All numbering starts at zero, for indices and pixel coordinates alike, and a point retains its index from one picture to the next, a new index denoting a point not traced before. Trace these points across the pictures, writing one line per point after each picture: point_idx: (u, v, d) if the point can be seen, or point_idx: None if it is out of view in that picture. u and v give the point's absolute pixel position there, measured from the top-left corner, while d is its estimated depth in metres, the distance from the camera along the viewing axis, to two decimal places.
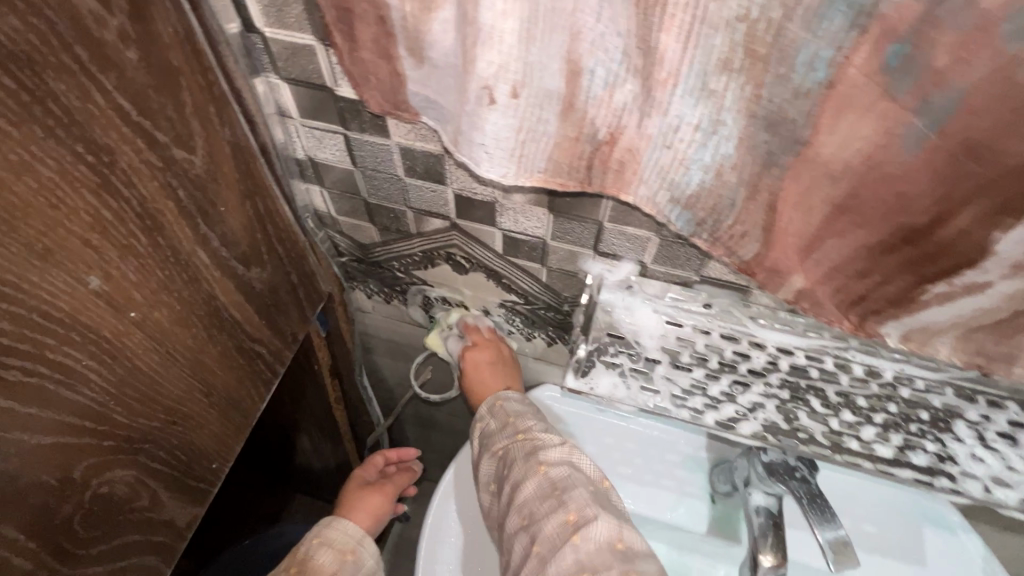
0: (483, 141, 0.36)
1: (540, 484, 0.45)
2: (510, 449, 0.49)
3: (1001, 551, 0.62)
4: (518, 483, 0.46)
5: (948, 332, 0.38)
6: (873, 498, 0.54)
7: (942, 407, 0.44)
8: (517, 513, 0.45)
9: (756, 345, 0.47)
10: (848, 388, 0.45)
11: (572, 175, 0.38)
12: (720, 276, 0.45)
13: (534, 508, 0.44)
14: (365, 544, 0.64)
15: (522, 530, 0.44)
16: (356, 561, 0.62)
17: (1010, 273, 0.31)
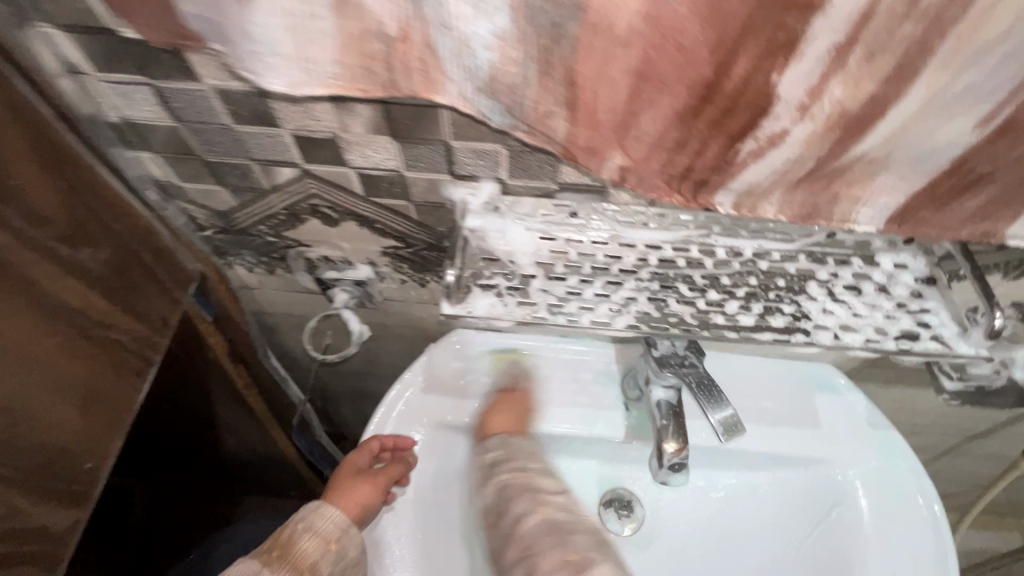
0: (256, 48, 0.30)
1: (543, 521, 0.60)
2: (507, 486, 0.62)
3: (871, 383, 0.74)
4: (519, 515, 0.60)
5: (774, 191, 0.37)
6: (773, 378, 0.69)
7: (797, 273, 0.48)
8: (518, 546, 0.59)
9: (627, 246, 0.49)
10: (714, 271, 0.48)
11: (371, 80, 0.31)
12: (577, 180, 0.45)
13: (535, 542, 0.58)
14: (350, 533, 0.61)
15: (520, 557, 0.58)
16: (340, 551, 0.60)
17: (798, 118, 0.31)
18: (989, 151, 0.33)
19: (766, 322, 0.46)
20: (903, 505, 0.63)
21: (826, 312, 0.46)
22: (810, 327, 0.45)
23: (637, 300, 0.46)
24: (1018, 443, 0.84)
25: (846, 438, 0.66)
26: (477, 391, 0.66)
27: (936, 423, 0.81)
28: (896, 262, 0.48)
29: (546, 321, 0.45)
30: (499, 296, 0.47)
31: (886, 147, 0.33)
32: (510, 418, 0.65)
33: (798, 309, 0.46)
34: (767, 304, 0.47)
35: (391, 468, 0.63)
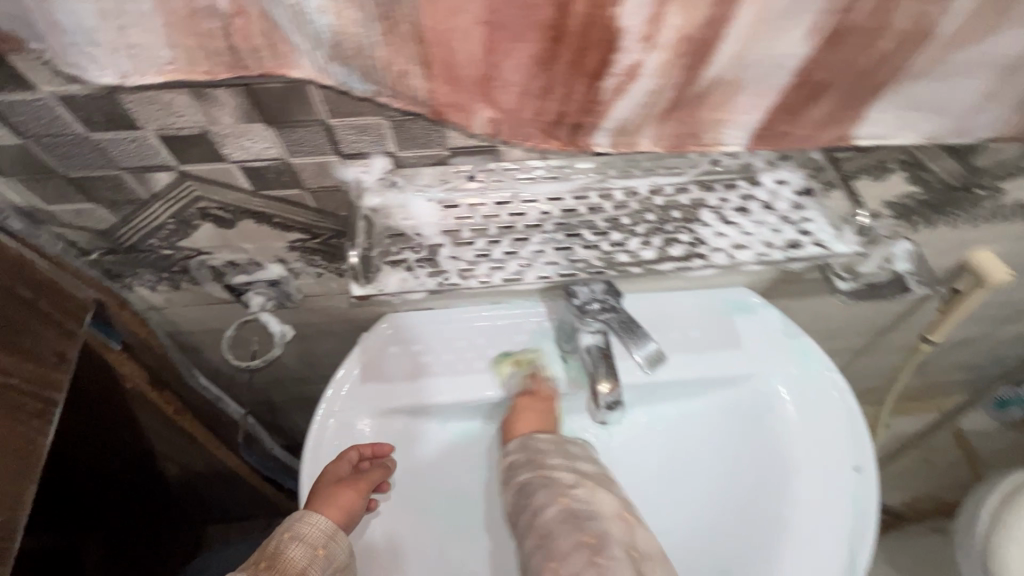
0: (72, 37, 0.29)
1: (562, 511, 0.58)
2: (528, 493, 0.60)
3: (783, 300, 0.80)
4: (538, 509, 0.59)
5: (646, 125, 0.38)
6: (694, 308, 0.73)
7: (690, 203, 0.51)
8: (535, 534, 0.58)
9: (529, 202, 0.49)
10: (615, 214, 0.50)
11: (214, 60, 0.31)
12: (466, 143, 0.45)
13: (555, 532, 0.57)
14: (334, 537, 0.59)
15: (538, 546, 0.57)
16: (328, 557, 0.58)
17: (646, 49, 0.32)
18: (824, 58, 0.35)
19: (667, 253, 0.48)
20: (823, 403, 0.69)
21: (720, 235, 0.49)
22: (706, 251, 0.48)
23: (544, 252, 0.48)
24: (914, 332, 0.94)
25: (764, 350, 0.72)
26: (418, 370, 0.68)
27: (843, 326, 0.90)
28: (778, 178, 0.52)
29: (459, 286, 0.46)
30: (409, 270, 0.47)
31: (735, 67, 0.35)
32: (528, 420, 0.66)
33: (694, 237, 0.49)
34: (666, 236, 0.49)
35: (371, 472, 0.64)
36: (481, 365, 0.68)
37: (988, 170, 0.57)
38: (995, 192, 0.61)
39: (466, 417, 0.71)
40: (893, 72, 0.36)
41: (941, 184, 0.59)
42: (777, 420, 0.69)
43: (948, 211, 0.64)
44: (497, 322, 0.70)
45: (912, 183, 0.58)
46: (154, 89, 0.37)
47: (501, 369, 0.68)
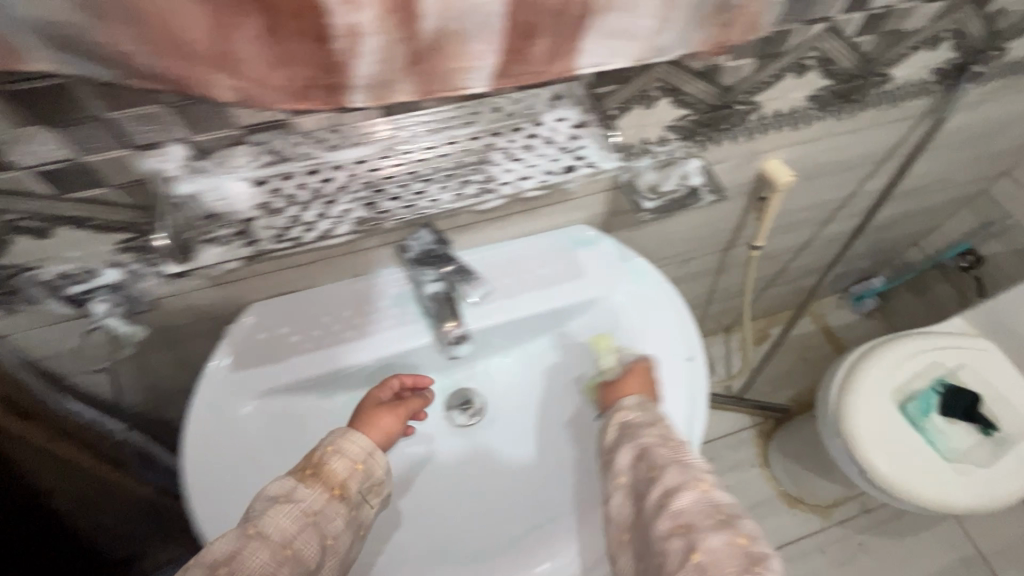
0: None
1: (702, 498, 0.58)
2: (667, 483, 0.60)
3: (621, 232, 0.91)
4: (672, 491, 0.60)
5: (394, 79, 0.44)
6: (539, 248, 0.82)
7: (480, 147, 0.58)
8: (672, 519, 0.58)
9: (335, 167, 0.55)
10: (414, 166, 0.56)
11: None
12: (254, 120, 0.49)
13: (697, 520, 0.57)
14: (379, 454, 0.63)
15: (676, 532, 0.57)
16: (367, 471, 0.61)
17: (355, 10, 0.38)
18: (522, 3, 0.43)
19: (463, 194, 0.56)
20: (659, 312, 0.80)
21: (507, 169, 0.58)
22: (494, 186, 0.57)
23: (352, 211, 0.54)
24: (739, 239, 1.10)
25: (605, 275, 0.82)
26: (289, 350, 0.73)
27: (678, 243, 1.03)
28: (559, 117, 0.60)
29: (275, 251, 0.52)
30: (225, 243, 0.53)
31: (447, 19, 0.41)
32: (643, 384, 0.71)
33: (484, 177, 0.57)
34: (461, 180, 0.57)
35: (410, 402, 0.72)
36: (348, 333, 0.74)
37: (737, 87, 0.68)
38: (755, 105, 0.73)
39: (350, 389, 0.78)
40: (583, 8, 0.44)
41: (705, 104, 0.70)
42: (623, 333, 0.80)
43: (724, 128, 0.75)
44: (357, 292, 0.76)
45: (679, 107, 0.68)
46: None
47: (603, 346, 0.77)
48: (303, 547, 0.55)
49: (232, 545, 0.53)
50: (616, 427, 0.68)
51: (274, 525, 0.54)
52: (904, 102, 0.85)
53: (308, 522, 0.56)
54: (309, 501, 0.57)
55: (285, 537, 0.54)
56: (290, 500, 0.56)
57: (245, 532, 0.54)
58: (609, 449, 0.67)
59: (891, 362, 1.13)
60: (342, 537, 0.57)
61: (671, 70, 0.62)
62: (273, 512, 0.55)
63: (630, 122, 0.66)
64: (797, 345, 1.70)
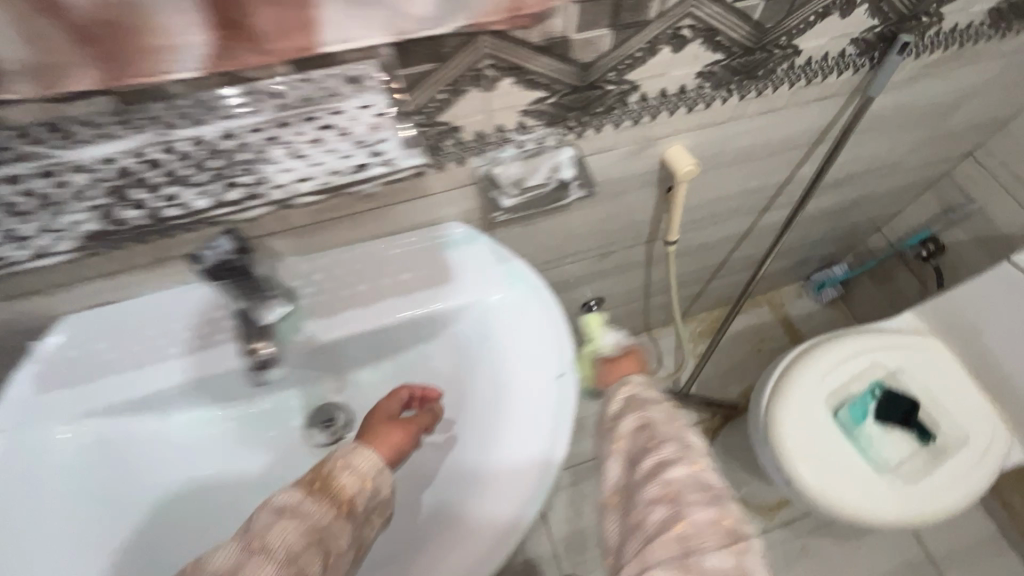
0: None
1: (694, 475, 0.55)
2: (661, 455, 0.57)
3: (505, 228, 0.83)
4: (665, 462, 0.56)
5: (63, 66, 0.35)
6: (399, 249, 0.73)
7: (256, 139, 0.48)
8: (663, 487, 0.55)
9: (75, 167, 0.46)
10: (172, 163, 0.47)
11: None
12: None
13: (686, 493, 0.54)
14: (387, 473, 0.60)
15: (664, 498, 0.54)
16: (375, 489, 0.58)
17: None
18: None
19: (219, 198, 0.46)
20: (531, 319, 0.72)
21: (285, 168, 0.48)
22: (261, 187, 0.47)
23: (81, 218, 0.47)
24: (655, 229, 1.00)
25: (475, 278, 0.73)
26: (103, 369, 0.65)
27: (584, 238, 0.94)
28: (361, 104, 0.50)
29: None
30: None
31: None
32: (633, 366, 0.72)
33: (254, 176, 0.47)
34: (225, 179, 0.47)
35: (421, 418, 0.69)
36: (173, 350, 0.66)
37: (598, 64, 0.58)
38: (632, 86, 0.63)
39: (195, 404, 0.71)
40: None
41: (564, 84, 0.60)
42: (494, 344, 0.72)
43: (600, 112, 0.65)
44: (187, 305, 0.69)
45: (531, 88, 0.58)
46: None
47: (593, 321, 0.76)
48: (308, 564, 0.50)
49: (234, 557, 0.49)
50: (619, 399, 0.66)
51: (279, 539, 0.51)
52: (824, 78, 0.75)
53: (314, 540, 0.52)
54: (316, 517, 0.53)
55: (291, 553, 0.50)
56: (297, 515, 0.52)
57: (249, 547, 0.50)
58: (614, 416, 0.64)
59: (828, 367, 1.04)
60: (346, 556, 0.54)
61: (503, 46, 0.52)
62: (279, 526, 0.51)
63: (467, 104, 0.57)
64: (751, 335, 1.61)
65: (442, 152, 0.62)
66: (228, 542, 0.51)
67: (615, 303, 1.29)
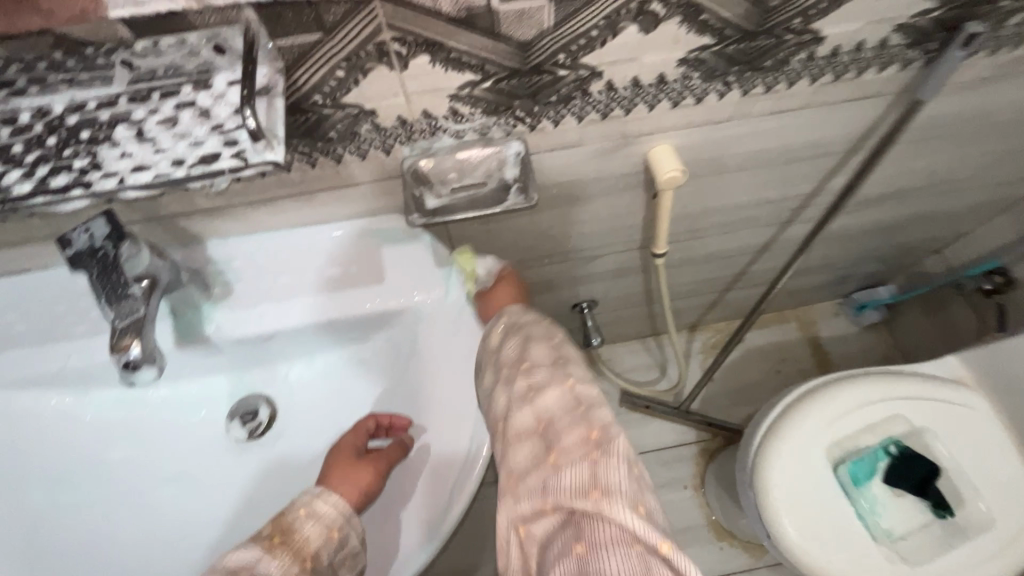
0: None
1: (565, 394, 0.50)
2: (532, 379, 0.52)
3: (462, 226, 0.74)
4: (538, 389, 0.51)
5: None
6: (330, 241, 0.66)
7: (109, 119, 0.41)
8: (534, 415, 0.50)
9: None
10: (8, 141, 0.41)
11: None
12: None
13: (555, 419, 0.49)
14: (353, 521, 0.55)
15: (534, 431, 0.49)
16: (343, 539, 0.54)
17: None
18: None
19: (44, 185, 0.40)
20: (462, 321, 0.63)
21: (127, 154, 0.41)
22: (97, 178, 0.41)
23: None
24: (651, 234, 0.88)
25: (409, 280, 0.65)
26: (9, 341, 0.62)
27: (561, 239, 0.83)
28: (230, 80, 0.41)
29: None
30: None
31: None
32: (509, 295, 0.66)
33: (90, 161, 0.41)
34: (56, 164, 0.41)
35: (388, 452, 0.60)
36: (80, 329, 0.62)
37: (541, 43, 0.47)
38: (593, 72, 0.51)
39: (106, 386, 0.66)
40: None
41: (501, 66, 0.48)
42: (421, 347, 0.64)
43: (554, 102, 0.54)
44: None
45: (457, 70, 0.48)
46: None
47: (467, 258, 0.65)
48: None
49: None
50: (497, 333, 0.59)
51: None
52: (858, 73, 0.60)
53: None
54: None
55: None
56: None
57: None
58: (491, 349, 0.58)
59: (835, 414, 0.89)
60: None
61: (407, 15, 0.42)
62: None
63: (375, 85, 0.47)
64: (772, 352, 1.46)
65: (360, 138, 0.53)
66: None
67: (613, 307, 1.18)
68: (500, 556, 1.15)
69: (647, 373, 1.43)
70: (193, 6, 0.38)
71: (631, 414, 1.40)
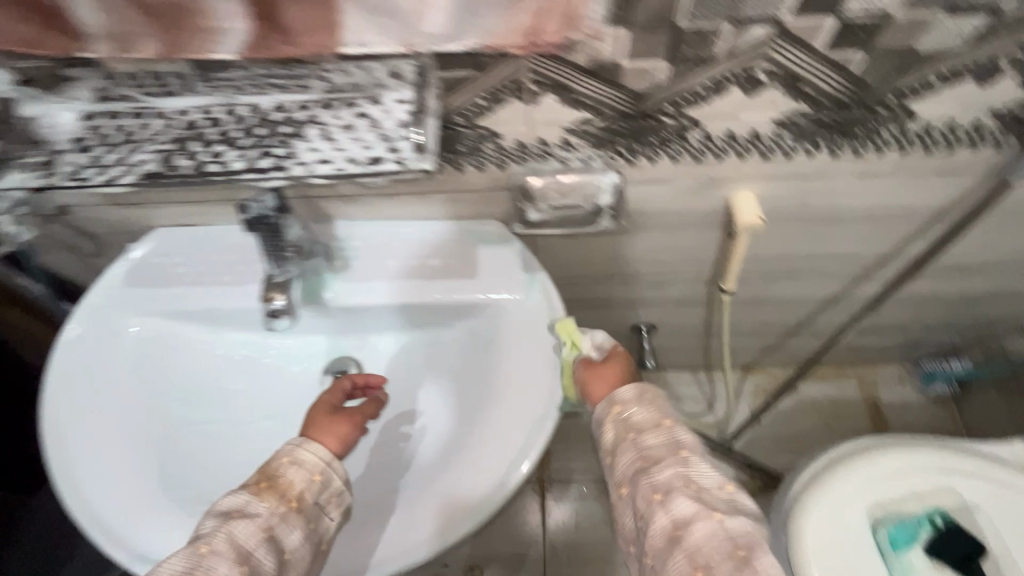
0: None
1: (717, 528, 0.50)
2: (675, 512, 0.52)
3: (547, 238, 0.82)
4: (688, 517, 0.51)
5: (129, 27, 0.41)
6: (435, 234, 0.76)
7: (303, 119, 0.53)
8: (689, 560, 0.49)
9: (159, 115, 0.54)
10: (228, 127, 0.53)
11: None
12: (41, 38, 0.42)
13: (714, 563, 0.49)
14: (335, 465, 0.60)
15: (682, 554, 0.50)
16: (325, 483, 0.58)
17: None
18: None
19: (255, 165, 0.52)
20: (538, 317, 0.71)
21: (314, 148, 0.52)
22: (291, 165, 0.52)
23: (145, 159, 0.53)
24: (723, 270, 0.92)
25: (498, 278, 0.73)
26: (174, 280, 0.76)
27: (635, 263, 0.89)
28: (397, 98, 0.53)
29: (56, 182, 0.52)
30: (22, 169, 0.54)
31: None
32: (618, 374, 0.66)
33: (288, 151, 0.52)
34: (263, 150, 0.53)
35: (366, 407, 0.68)
36: (228, 278, 0.76)
37: (653, 95, 0.54)
38: (694, 122, 0.58)
39: (237, 328, 0.79)
40: None
41: (614, 109, 0.56)
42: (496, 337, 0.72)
43: (654, 143, 0.61)
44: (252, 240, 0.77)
45: (577, 108, 0.56)
46: None
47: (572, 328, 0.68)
48: (261, 560, 0.52)
49: (183, 567, 0.49)
50: (613, 425, 0.60)
51: (228, 540, 0.51)
52: (948, 150, 0.63)
53: (266, 537, 0.52)
54: (264, 516, 0.53)
55: (241, 553, 0.51)
56: (245, 517, 0.53)
57: (199, 549, 0.50)
58: (609, 451, 0.59)
59: (886, 472, 0.91)
60: (298, 552, 0.54)
61: (547, 64, 0.51)
62: (227, 528, 0.52)
63: (505, 112, 0.57)
64: (827, 406, 1.44)
65: (481, 154, 0.62)
66: (177, 552, 0.51)
67: (672, 334, 1.22)
68: (528, 553, 1.22)
69: (695, 405, 1.46)
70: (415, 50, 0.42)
71: None
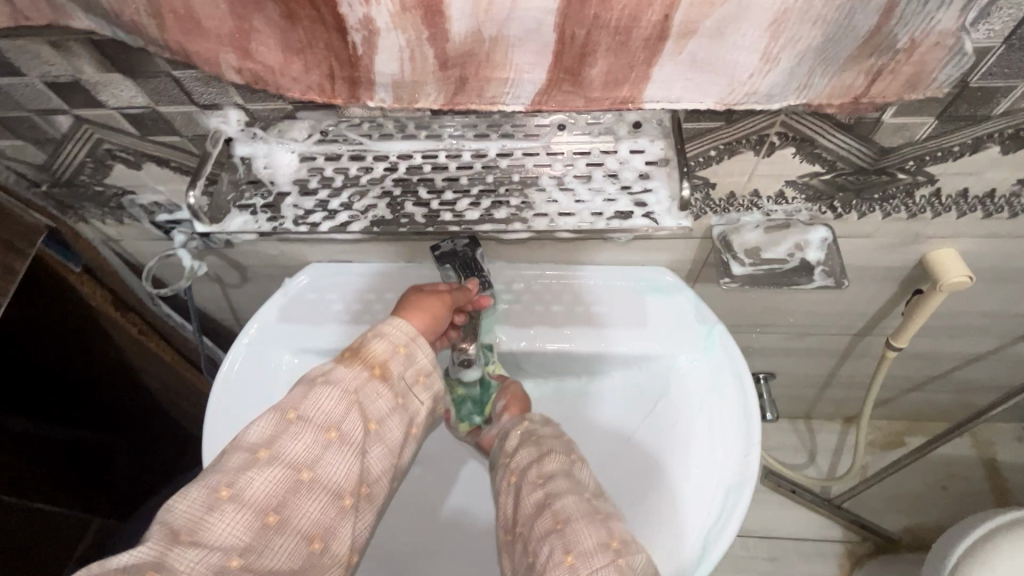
0: None
1: (584, 504, 0.52)
2: (551, 487, 0.54)
3: (705, 286, 0.78)
4: (557, 494, 0.53)
5: (415, 79, 0.40)
6: (605, 278, 0.72)
7: (532, 169, 0.51)
8: (551, 517, 0.51)
9: (380, 158, 0.52)
10: (456, 173, 0.52)
11: (39, 9, 0.40)
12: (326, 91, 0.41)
13: (576, 518, 0.51)
14: (422, 339, 0.56)
15: (545, 511, 0.52)
16: (410, 356, 0.54)
17: (369, 4, 0.34)
18: (573, 14, 0.34)
19: (489, 214, 0.52)
20: (724, 452, 0.63)
21: (551, 200, 0.51)
22: (529, 216, 0.51)
23: (374, 207, 0.53)
24: (874, 323, 0.86)
25: (674, 331, 0.69)
26: (329, 316, 0.73)
27: (786, 313, 0.85)
28: (633, 149, 0.50)
29: (289, 230, 0.52)
30: (253, 213, 0.53)
31: (474, 42, 0.37)
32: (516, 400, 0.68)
33: (523, 202, 0.52)
34: (495, 199, 0.52)
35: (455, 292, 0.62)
36: (384, 317, 0.72)
37: (901, 150, 0.51)
38: (929, 179, 0.55)
39: None
40: (658, 27, 0.35)
41: (849, 163, 0.53)
42: (671, 428, 0.66)
43: (874, 198, 0.58)
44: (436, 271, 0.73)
45: (811, 162, 0.53)
46: (20, 40, 0.44)
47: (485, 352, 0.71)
48: (349, 429, 0.48)
49: (270, 429, 0.47)
50: (516, 435, 0.62)
51: (316, 408, 0.48)
52: None
53: (352, 403, 0.49)
54: (350, 382, 0.50)
55: (330, 419, 0.48)
56: (330, 382, 0.49)
57: (286, 416, 0.47)
58: (510, 451, 0.60)
59: None
60: (386, 423, 0.51)
61: (803, 119, 0.48)
62: (312, 396, 0.48)
63: (731, 166, 0.54)
64: (940, 465, 1.35)
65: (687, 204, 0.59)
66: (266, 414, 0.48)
67: (789, 382, 1.16)
68: None
69: (795, 457, 1.37)
70: (715, 107, 0.40)
71: (771, 494, 1.35)
